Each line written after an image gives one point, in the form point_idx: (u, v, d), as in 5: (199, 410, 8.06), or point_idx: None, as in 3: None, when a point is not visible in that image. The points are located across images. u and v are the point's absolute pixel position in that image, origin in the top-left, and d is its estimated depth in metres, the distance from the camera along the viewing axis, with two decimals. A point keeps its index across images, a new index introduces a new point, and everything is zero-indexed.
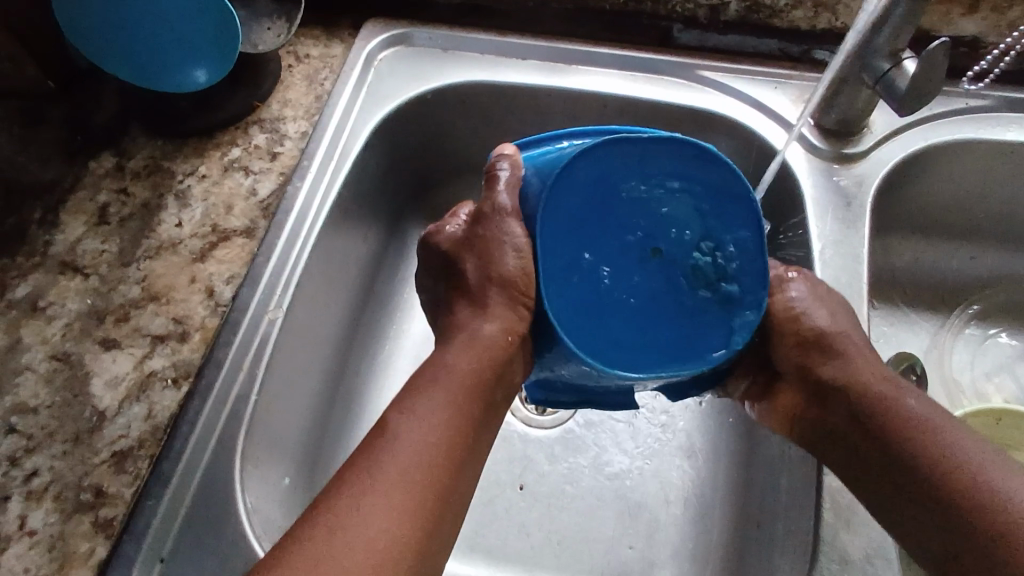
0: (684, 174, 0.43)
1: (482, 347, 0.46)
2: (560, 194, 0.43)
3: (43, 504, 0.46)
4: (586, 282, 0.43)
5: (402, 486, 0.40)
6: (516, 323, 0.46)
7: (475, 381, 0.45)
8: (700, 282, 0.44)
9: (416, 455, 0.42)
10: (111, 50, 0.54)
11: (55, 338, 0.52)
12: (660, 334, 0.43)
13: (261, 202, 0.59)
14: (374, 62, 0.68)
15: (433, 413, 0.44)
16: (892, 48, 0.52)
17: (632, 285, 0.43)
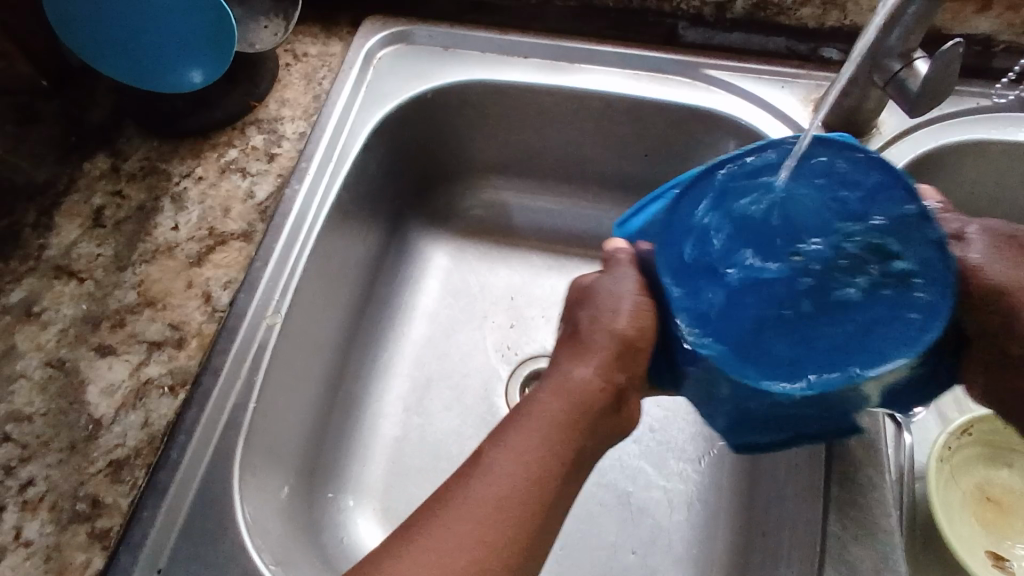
0: (804, 176, 0.44)
1: (577, 389, 0.43)
2: (677, 227, 0.43)
3: (38, 515, 0.45)
4: (731, 311, 0.41)
5: (489, 528, 0.37)
6: (614, 375, 0.44)
7: (574, 420, 0.42)
8: (862, 271, 0.42)
9: (503, 495, 0.38)
10: (105, 48, 0.53)
11: (50, 344, 0.51)
12: (827, 337, 0.40)
13: (259, 205, 0.59)
14: (374, 61, 0.67)
15: (523, 452, 0.40)
16: (904, 48, 0.51)
17: (773, 299, 0.42)
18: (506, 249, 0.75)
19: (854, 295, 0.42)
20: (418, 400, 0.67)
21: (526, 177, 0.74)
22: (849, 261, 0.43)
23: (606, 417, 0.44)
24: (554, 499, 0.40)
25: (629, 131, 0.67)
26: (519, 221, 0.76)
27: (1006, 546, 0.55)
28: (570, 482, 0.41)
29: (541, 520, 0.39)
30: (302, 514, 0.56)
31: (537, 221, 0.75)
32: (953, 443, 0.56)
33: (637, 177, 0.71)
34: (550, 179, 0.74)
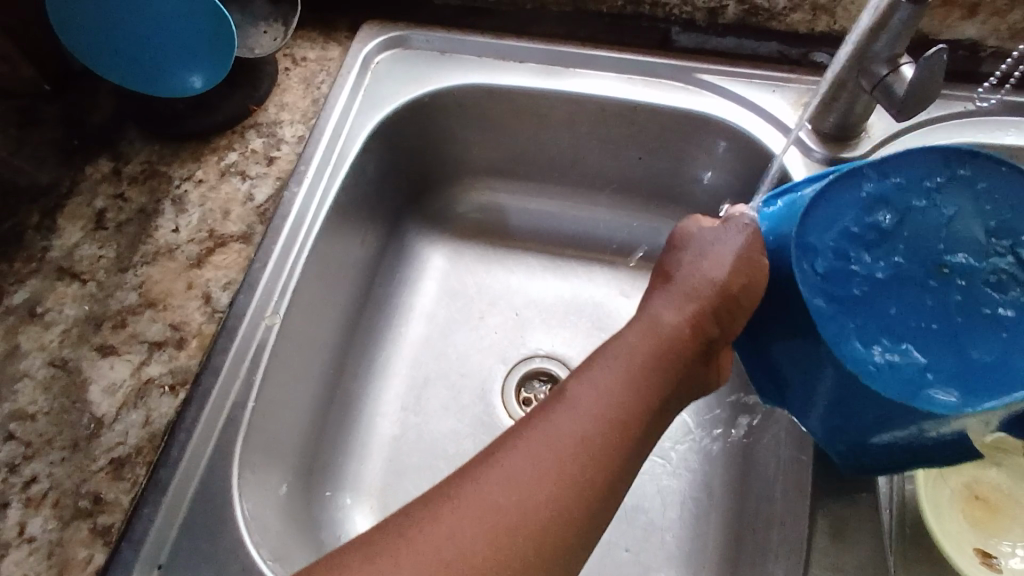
0: (941, 188, 0.43)
1: (665, 335, 0.45)
2: (809, 238, 0.42)
3: (41, 511, 0.46)
4: (875, 326, 0.41)
5: (580, 450, 0.39)
6: (709, 327, 0.46)
7: (660, 364, 0.44)
8: (1008, 287, 0.42)
9: (592, 423, 0.40)
10: (109, 56, 0.54)
11: (53, 344, 0.52)
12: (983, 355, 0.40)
13: (258, 207, 0.60)
14: (371, 65, 0.68)
15: (614, 386, 0.42)
16: (891, 53, 0.52)
17: (928, 310, 0.42)
18: (503, 251, 0.76)
19: (1005, 312, 0.41)
20: (415, 399, 0.68)
21: (523, 180, 0.75)
22: (998, 276, 0.42)
23: (691, 369, 0.45)
24: (639, 436, 0.41)
25: (623, 134, 0.68)
26: (516, 222, 0.77)
27: (993, 544, 0.55)
28: (652, 426, 0.43)
29: (625, 454, 0.40)
30: (300, 511, 0.57)
31: (534, 223, 0.77)
32: None
33: (630, 179, 0.72)
34: (546, 181, 0.75)
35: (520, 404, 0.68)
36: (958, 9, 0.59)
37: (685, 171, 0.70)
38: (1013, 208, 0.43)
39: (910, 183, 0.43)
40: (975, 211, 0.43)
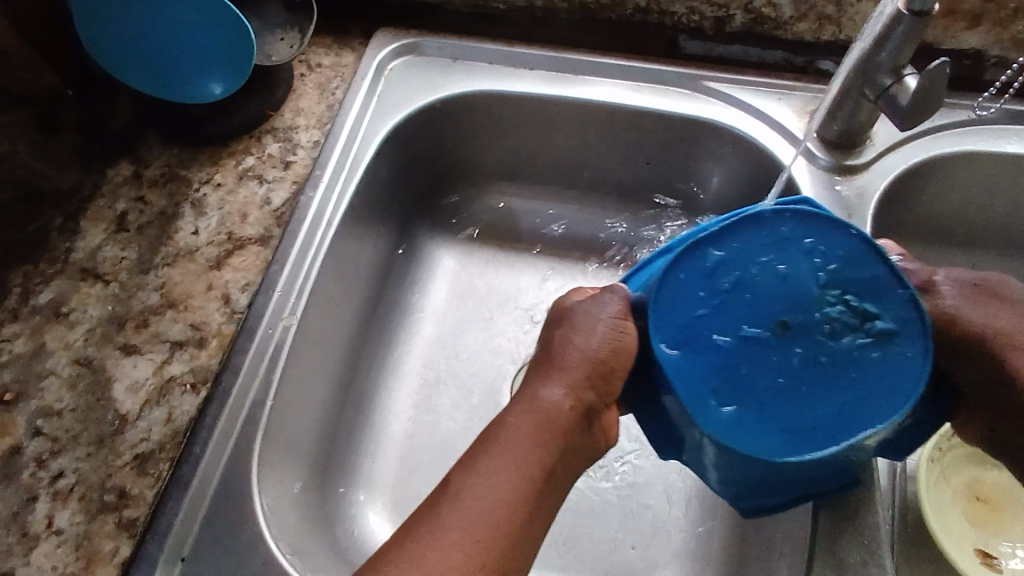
0: (778, 240, 0.42)
1: (548, 413, 0.42)
2: (666, 300, 0.41)
3: (68, 505, 0.48)
4: (725, 386, 0.40)
5: (456, 554, 0.37)
6: (586, 395, 0.43)
7: (543, 447, 0.41)
8: (848, 334, 0.41)
9: (469, 522, 0.38)
10: (129, 60, 0.56)
11: (78, 344, 0.54)
12: (822, 407, 0.40)
13: (275, 211, 0.61)
14: (385, 71, 0.69)
15: (498, 473, 0.39)
16: (894, 63, 0.53)
17: (776, 366, 0.40)
18: (512, 254, 0.77)
19: (847, 357, 0.40)
20: (426, 399, 0.69)
21: (532, 184, 0.77)
22: (833, 325, 0.41)
23: (578, 439, 0.43)
24: (527, 524, 0.39)
25: (632, 140, 0.69)
26: (525, 225, 0.78)
27: (994, 544, 0.57)
28: (542, 510, 0.40)
29: (510, 548, 0.38)
30: (315, 506, 0.58)
31: (544, 226, 0.78)
32: (942, 444, 0.57)
33: (638, 184, 0.74)
34: (556, 185, 0.76)
35: None
36: (961, 19, 0.60)
37: (694, 175, 0.71)
38: (842, 255, 0.42)
39: (745, 243, 0.42)
40: (806, 263, 0.42)
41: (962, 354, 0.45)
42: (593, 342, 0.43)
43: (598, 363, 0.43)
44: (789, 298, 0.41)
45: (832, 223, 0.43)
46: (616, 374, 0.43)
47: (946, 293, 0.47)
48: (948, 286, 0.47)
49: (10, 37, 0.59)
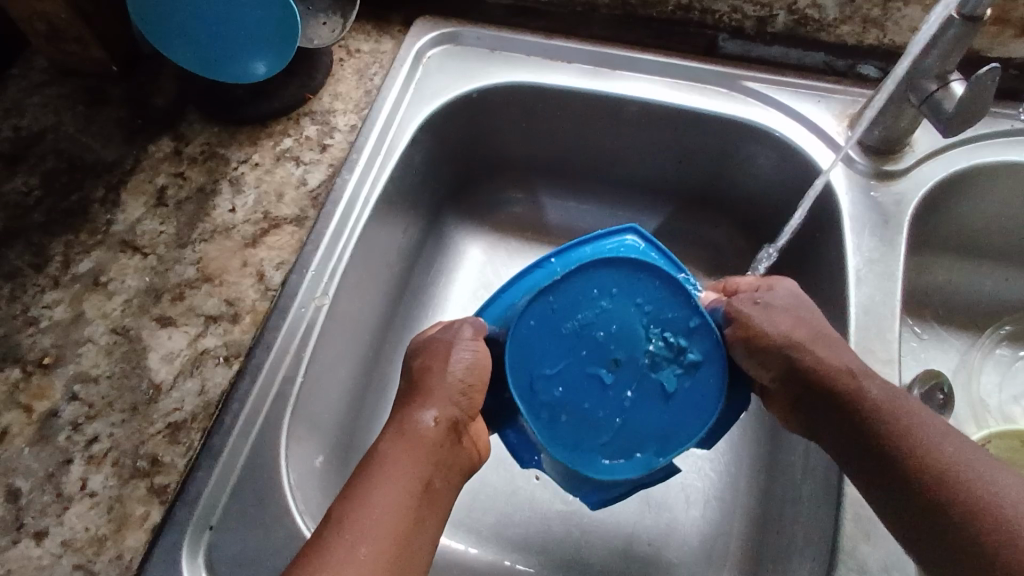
0: (607, 288, 0.51)
1: (418, 434, 0.46)
2: (518, 349, 0.50)
3: (102, 468, 0.49)
4: (565, 414, 0.50)
5: (348, 568, 0.40)
6: (451, 410, 0.48)
7: (416, 463, 0.45)
8: (665, 366, 0.51)
9: (355, 538, 0.41)
10: (184, 44, 0.57)
11: (116, 313, 0.55)
12: (642, 426, 0.51)
13: (311, 192, 0.62)
14: (424, 59, 0.70)
15: (373, 491, 0.43)
16: (941, 69, 0.52)
17: (606, 395, 0.51)
18: (539, 247, 0.78)
19: (665, 385, 0.51)
20: None
21: (563, 180, 0.77)
22: (652, 360, 0.51)
23: (453, 451, 0.47)
24: (409, 529, 0.43)
25: (667, 137, 0.69)
26: (553, 220, 0.79)
27: None
28: (425, 518, 0.44)
29: (396, 552, 0.41)
30: (336, 481, 0.58)
31: (571, 221, 0.79)
32: None
33: (670, 181, 0.74)
34: (585, 180, 0.77)
35: None
36: (1011, 28, 0.59)
37: (728, 175, 0.71)
38: (660, 299, 0.51)
39: (581, 296, 0.51)
40: (632, 307, 0.51)
41: (755, 361, 0.51)
42: (450, 365, 0.49)
43: (459, 383, 0.49)
44: (616, 339, 0.51)
45: (650, 273, 0.51)
46: (476, 390, 0.49)
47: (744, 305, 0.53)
48: (746, 302, 0.53)
49: (64, 11, 0.60)
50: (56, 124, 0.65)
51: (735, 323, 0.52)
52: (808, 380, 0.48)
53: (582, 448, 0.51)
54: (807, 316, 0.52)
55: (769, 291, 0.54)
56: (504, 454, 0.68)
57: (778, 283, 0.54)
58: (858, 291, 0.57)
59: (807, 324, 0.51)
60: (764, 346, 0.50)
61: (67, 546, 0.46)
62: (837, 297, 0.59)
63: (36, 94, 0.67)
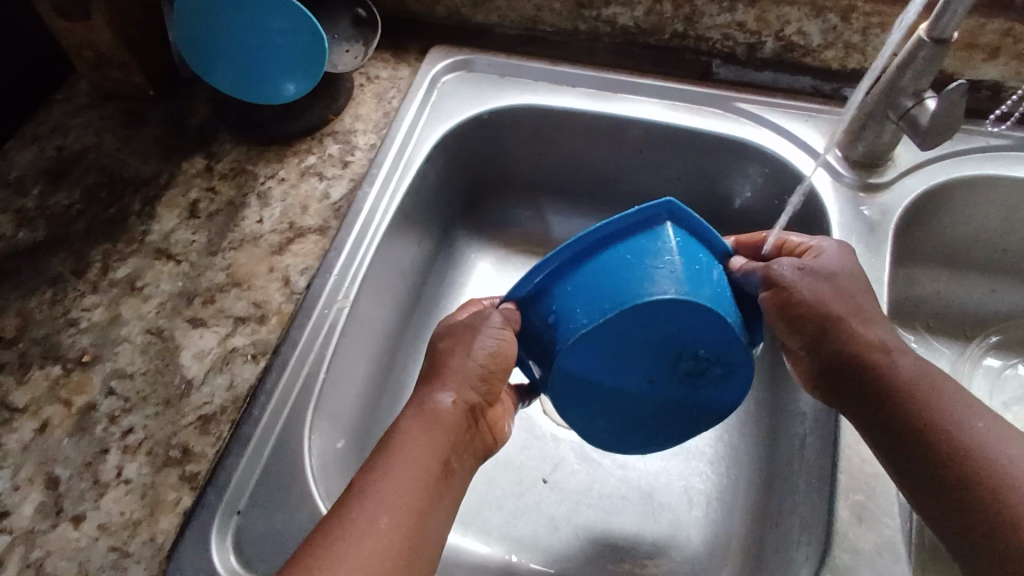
0: (653, 316, 0.48)
1: (433, 418, 0.50)
2: (565, 362, 0.51)
3: (136, 457, 0.52)
4: (601, 399, 0.55)
5: (372, 534, 0.44)
6: (467, 395, 0.52)
7: (431, 446, 0.49)
8: (693, 373, 0.53)
9: (376, 511, 0.45)
10: (221, 70, 0.62)
11: (151, 314, 0.59)
12: (665, 411, 0.57)
13: (333, 204, 0.66)
14: (439, 84, 0.75)
15: (396, 470, 0.47)
16: (915, 87, 0.57)
17: (636, 389, 0.55)
18: None
19: (690, 385, 0.54)
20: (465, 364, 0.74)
21: (568, 196, 0.82)
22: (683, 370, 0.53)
23: (466, 434, 0.52)
24: (428, 502, 0.47)
25: (666, 155, 0.74)
26: (559, 235, 0.83)
27: None
28: (441, 495, 0.48)
29: (414, 523, 0.45)
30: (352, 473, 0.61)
31: (575, 236, 0.83)
32: None
33: (669, 199, 0.78)
34: (590, 197, 0.81)
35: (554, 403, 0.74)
36: (980, 52, 0.64)
37: (723, 191, 0.75)
38: (701, 328, 0.49)
39: (626, 325, 0.48)
40: (673, 331, 0.49)
41: (790, 328, 0.53)
42: (473, 351, 0.52)
43: (478, 368, 0.52)
44: (653, 353, 0.51)
45: (696, 306, 0.48)
46: (494, 375, 0.53)
47: (785, 269, 0.52)
48: (785, 269, 0.53)
49: (111, 40, 0.66)
50: (96, 144, 0.70)
51: (776, 291, 0.52)
52: (842, 354, 0.50)
53: (617, 423, 0.58)
54: (848, 284, 0.53)
55: (815, 260, 0.54)
56: (513, 457, 0.71)
57: (824, 250, 0.54)
58: None
59: (848, 294, 0.52)
60: (802, 315, 0.52)
61: (103, 529, 0.49)
62: None
63: (79, 118, 0.72)
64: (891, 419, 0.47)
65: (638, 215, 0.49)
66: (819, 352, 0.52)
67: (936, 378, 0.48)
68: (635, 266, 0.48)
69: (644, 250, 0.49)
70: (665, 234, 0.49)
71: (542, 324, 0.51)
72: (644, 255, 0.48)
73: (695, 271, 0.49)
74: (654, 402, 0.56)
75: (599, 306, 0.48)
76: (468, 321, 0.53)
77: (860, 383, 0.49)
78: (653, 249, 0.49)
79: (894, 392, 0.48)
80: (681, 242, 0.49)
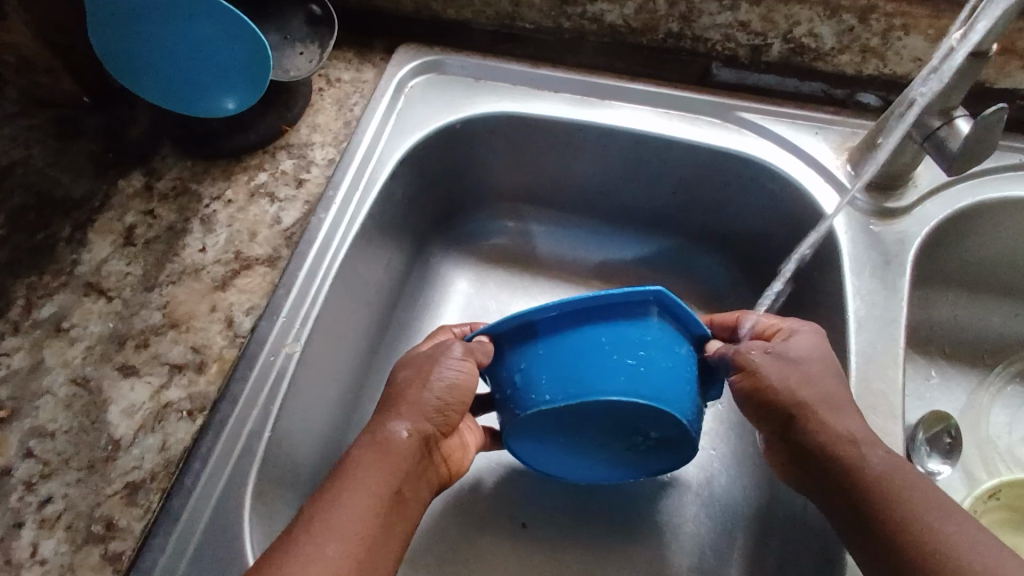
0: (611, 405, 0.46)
1: (391, 443, 0.46)
2: (516, 424, 0.49)
3: (54, 533, 0.46)
4: (550, 451, 0.54)
5: (316, 565, 0.40)
6: (425, 426, 0.48)
7: (386, 472, 0.45)
8: (639, 442, 0.52)
9: (326, 537, 0.41)
10: (150, 80, 0.54)
11: (76, 361, 0.52)
12: (614, 465, 0.56)
13: (285, 231, 0.59)
14: (405, 89, 0.67)
15: (349, 494, 0.44)
16: (945, 105, 0.50)
17: (585, 447, 0.54)
18: (527, 281, 0.75)
19: (636, 449, 0.54)
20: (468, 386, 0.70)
21: (551, 209, 0.75)
22: (632, 437, 0.52)
23: (420, 464, 0.48)
24: (379, 532, 0.43)
25: (658, 169, 0.66)
26: (542, 250, 0.76)
27: None
28: (391, 527, 0.45)
29: (365, 554, 0.42)
30: None
31: (560, 252, 0.76)
32: (977, 508, 0.57)
33: (661, 213, 0.71)
34: (576, 211, 0.74)
35: None
36: (1017, 58, 0.57)
37: (720, 208, 0.68)
38: (652, 419, 0.48)
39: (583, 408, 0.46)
40: (628, 415, 0.48)
41: (760, 412, 0.49)
42: (431, 382, 0.48)
43: (437, 401, 0.48)
44: (605, 425, 0.50)
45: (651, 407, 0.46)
46: (453, 408, 0.49)
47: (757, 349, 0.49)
48: (760, 357, 0.49)
49: (31, 43, 0.58)
50: (24, 159, 0.62)
51: (745, 373, 0.49)
52: (810, 445, 0.46)
53: (565, 469, 0.57)
54: (820, 370, 0.48)
55: (787, 343, 0.50)
56: (488, 501, 0.64)
57: (799, 331, 0.51)
58: (858, 336, 0.54)
59: (818, 380, 0.47)
60: (770, 402, 0.48)
61: None
62: (837, 340, 0.55)
63: (4, 127, 0.64)
64: (853, 520, 0.43)
65: (628, 296, 0.46)
66: (788, 440, 0.48)
67: (910, 473, 0.43)
68: (605, 348, 0.45)
69: (621, 335, 0.46)
70: (649, 324, 0.46)
71: (505, 382, 0.49)
72: (622, 343, 0.46)
73: (666, 368, 0.46)
74: (603, 457, 0.55)
75: (562, 387, 0.45)
76: (430, 351, 0.50)
77: (829, 478, 0.45)
78: (633, 338, 0.46)
79: (862, 494, 0.43)
80: (661, 333, 0.47)
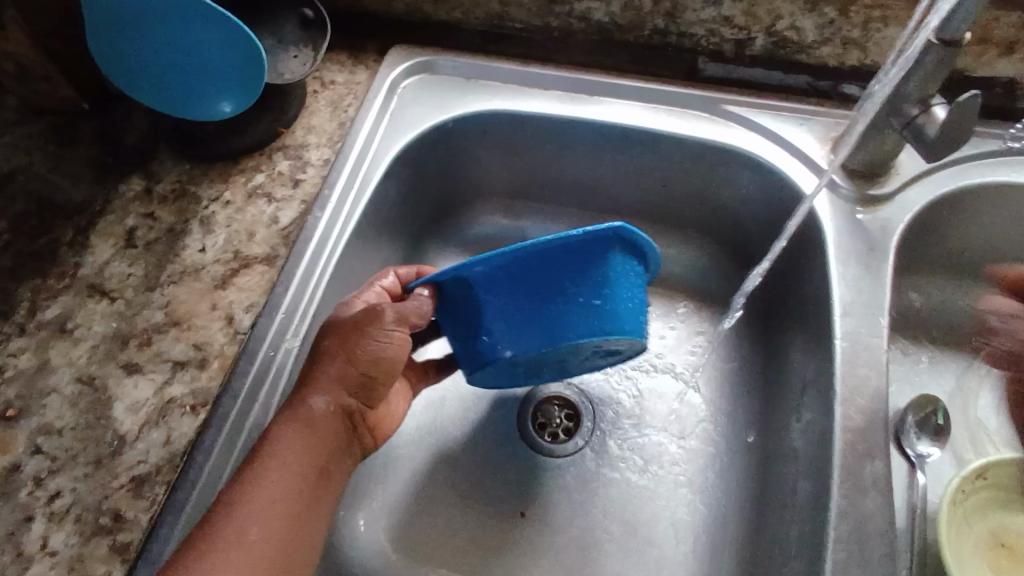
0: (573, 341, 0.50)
1: (312, 420, 0.49)
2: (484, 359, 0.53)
3: (63, 526, 0.47)
4: (511, 373, 0.58)
5: (242, 546, 0.43)
6: (343, 399, 0.51)
7: (305, 449, 0.48)
8: (593, 357, 0.56)
9: (248, 520, 0.44)
10: (147, 86, 0.56)
11: (81, 360, 0.54)
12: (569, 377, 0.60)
13: (283, 230, 0.60)
14: (398, 90, 0.68)
15: (271, 476, 0.46)
16: (922, 94, 0.51)
17: (545, 368, 0.58)
18: None
19: (590, 360, 0.57)
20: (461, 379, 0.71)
21: (544, 205, 0.76)
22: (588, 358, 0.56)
23: (339, 437, 0.51)
24: (301, 509, 0.47)
25: (646, 162, 0.68)
26: None
27: None
28: (313, 500, 0.48)
29: (286, 531, 0.46)
30: None
31: None
32: (965, 488, 0.56)
33: (651, 206, 0.72)
34: (568, 205, 0.75)
35: (536, 429, 0.68)
36: (995, 47, 0.58)
37: (710, 199, 0.69)
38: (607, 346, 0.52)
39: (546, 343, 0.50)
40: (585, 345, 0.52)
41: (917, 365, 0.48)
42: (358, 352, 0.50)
43: (358, 374, 0.51)
44: (564, 352, 0.54)
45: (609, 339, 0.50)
46: (374, 383, 0.52)
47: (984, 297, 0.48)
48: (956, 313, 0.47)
49: (30, 50, 0.60)
50: (25, 164, 0.64)
51: None
52: None
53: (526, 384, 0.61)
54: None
55: None
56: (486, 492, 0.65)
57: None
58: (842, 323, 0.55)
59: None
60: None
61: None
62: (824, 325, 0.57)
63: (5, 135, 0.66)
64: None
65: (587, 242, 0.46)
66: None
67: None
68: (567, 293, 0.48)
69: (578, 277, 0.47)
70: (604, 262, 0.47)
71: (466, 318, 0.51)
72: (578, 284, 0.48)
73: (621, 303, 0.49)
74: (561, 371, 0.59)
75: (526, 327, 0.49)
76: (359, 317, 0.51)
77: None
78: (590, 279, 0.48)
79: None
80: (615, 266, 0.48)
